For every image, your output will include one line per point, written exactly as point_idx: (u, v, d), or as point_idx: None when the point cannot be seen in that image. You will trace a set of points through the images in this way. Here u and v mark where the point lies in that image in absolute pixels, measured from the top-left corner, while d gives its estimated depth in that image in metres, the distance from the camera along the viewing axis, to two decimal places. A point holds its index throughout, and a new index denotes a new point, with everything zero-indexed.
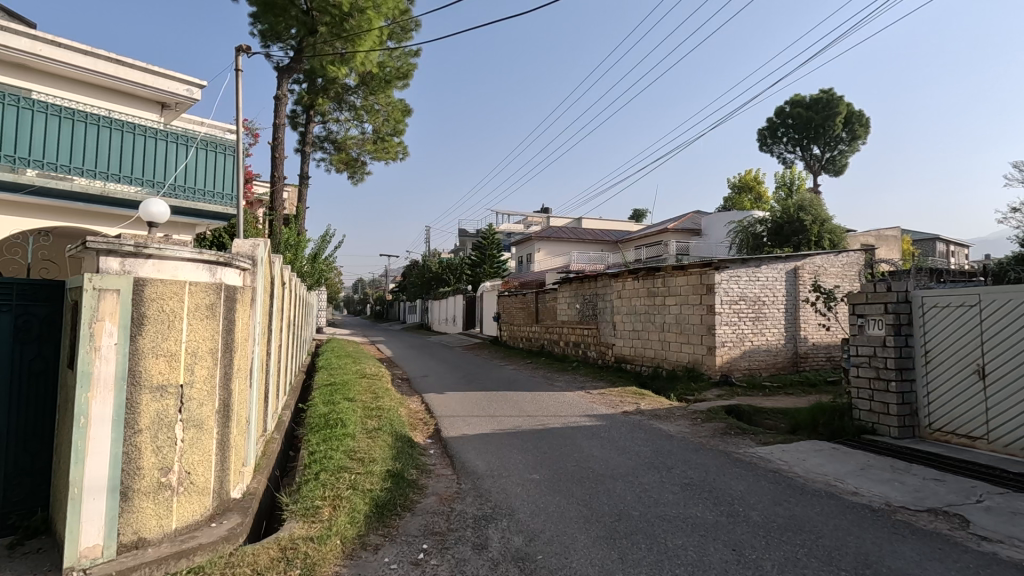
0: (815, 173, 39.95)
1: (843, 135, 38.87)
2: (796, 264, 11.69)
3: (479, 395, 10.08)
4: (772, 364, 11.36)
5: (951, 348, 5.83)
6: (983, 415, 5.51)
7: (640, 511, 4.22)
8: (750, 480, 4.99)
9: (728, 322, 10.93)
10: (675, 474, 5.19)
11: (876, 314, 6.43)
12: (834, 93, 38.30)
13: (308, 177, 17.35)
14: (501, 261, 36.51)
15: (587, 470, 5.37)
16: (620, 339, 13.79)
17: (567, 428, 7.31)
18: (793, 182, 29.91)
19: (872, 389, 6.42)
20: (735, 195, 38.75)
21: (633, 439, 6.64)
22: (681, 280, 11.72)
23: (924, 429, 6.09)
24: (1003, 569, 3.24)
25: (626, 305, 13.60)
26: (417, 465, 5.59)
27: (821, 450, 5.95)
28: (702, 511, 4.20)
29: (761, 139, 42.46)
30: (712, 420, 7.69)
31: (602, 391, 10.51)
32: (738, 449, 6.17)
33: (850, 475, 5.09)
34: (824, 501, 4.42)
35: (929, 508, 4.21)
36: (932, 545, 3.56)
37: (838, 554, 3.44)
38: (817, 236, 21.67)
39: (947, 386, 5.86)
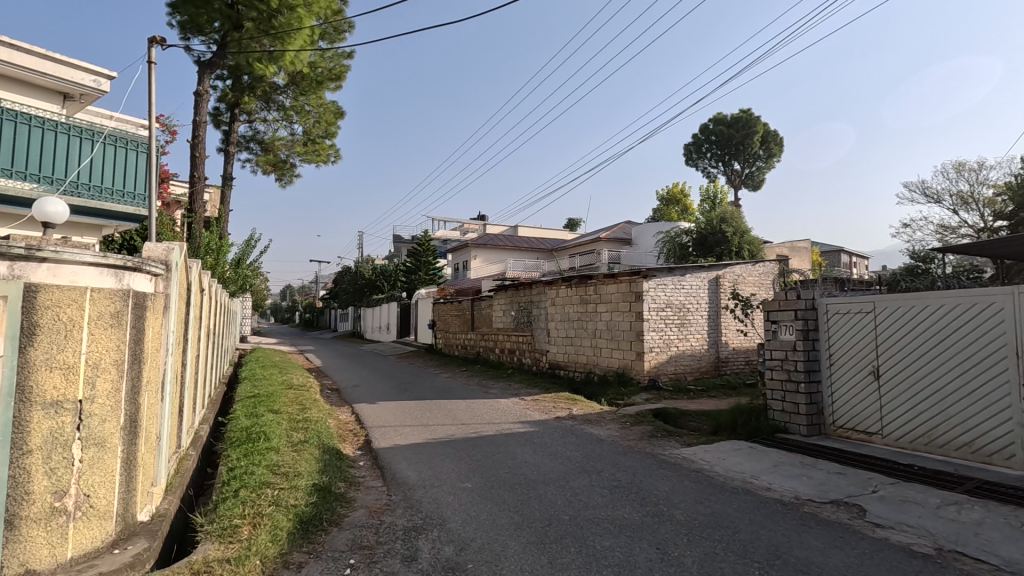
0: (736, 187, 42.40)
1: (761, 153, 41.63)
2: (718, 273, 12.35)
3: (412, 405, 9.90)
4: (696, 369, 11.88)
5: (851, 351, 6.35)
6: (878, 412, 6.03)
7: (570, 515, 4.29)
8: (675, 481, 5.20)
9: (655, 328, 11.37)
10: (605, 477, 5.32)
11: (786, 320, 6.90)
12: (753, 113, 40.85)
13: (231, 178, 16.48)
14: (437, 269, 36.18)
15: (519, 477, 5.38)
16: (553, 345, 14.02)
17: (500, 436, 7.33)
18: (716, 196, 31.59)
19: (783, 390, 6.87)
20: (663, 206, 40.49)
21: (565, 445, 6.75)
22: (611, 288, 12.08)
23: (829, 427, 6.58)
24: (893, 552, 3.55)
25: (559, 312, 13.85)
26: (345, 479, 5.41)
27: (739, 449, 6.29)
28: (629, 512, 4.33)
29: (687, 155, 44.64)
30: (640, 423, 7.95)
31: (536, 397, 10.62)
32: (664, 451, 6.43)
33: (765, 472, 5.41)
34: (741, 498, 4.67)
35: (832, 500, 4.55)
36: (835, 534, 3.85)
37: (752, 547, 3.65)
38: (737, 246, 23.05)
39: (848, 387, 6.37)
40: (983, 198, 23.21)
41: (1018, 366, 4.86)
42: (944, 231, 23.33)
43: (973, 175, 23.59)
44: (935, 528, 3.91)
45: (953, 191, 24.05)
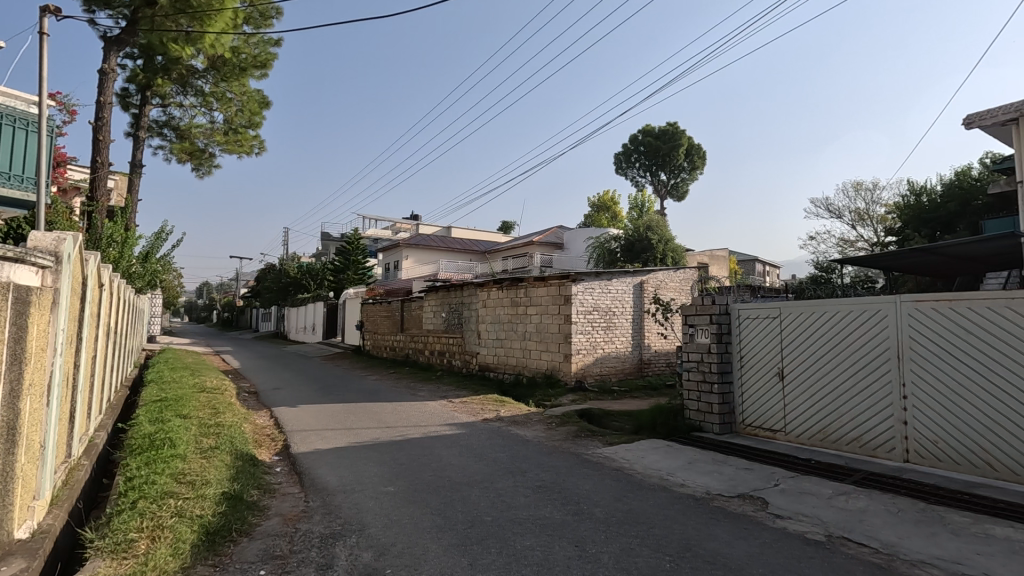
0: (662, 197, 44.28)
1: (685, 165, 43.70)
2: (642, 278, 12.84)
3: (336, 408, 9.60)
4: (620, 371, 12.28)
5: (760, 354, 6.79)
6: (782, 411, 6.48)
7: (493, 516, 4.30)
8: (596, 480, 5.34)
9: (583, 331, 11.66)
10: (529, 478, 5.39)
11: (702, 324, 7.27)
12: (678, 127, 42.86)
13: (140, 165, 15.28)
14: (367, 268, 35.23)
15: (444, 479, 5.33)
16: (483, 347, 14.04)
17: (426, 439, 7.23)
18: (643, 204, 32.83)
19: (699, 391, 7.24)
20: (594, 213, 41.59)
21: (491, 447, 6.76)
22: (541, 291, 12.27)
23: (739, 425, 6.99)
24: (790, 540, 3.83)
25: (490, 314, 13.89)
26: (260, 486, 5.14)
27: (657, 447, 6.55)
28: (551, 511, 4.40)
29: (617, 164, 46.10)
30: (566, 423, 8.11)
31: (465, 399, 10.59)
32: (587, 450, 6.59)
33: (680, 469, 5.67)
34: (657, 495, 4.87)
35: (739, 494, 4.84)
36: (740, 526, 4.09)
37: (666, 541, 3.81)
38: (661, 253, 24.10)
39: (757, 387, 6.80)
40: (876, 216, 25.60)
41: (899, 367, 5.39)
42: (843, 245, 25.50)
43: (869, 195, 25.94)
44: (827, 516, 4.24)
45: (851, 209, 26.35)
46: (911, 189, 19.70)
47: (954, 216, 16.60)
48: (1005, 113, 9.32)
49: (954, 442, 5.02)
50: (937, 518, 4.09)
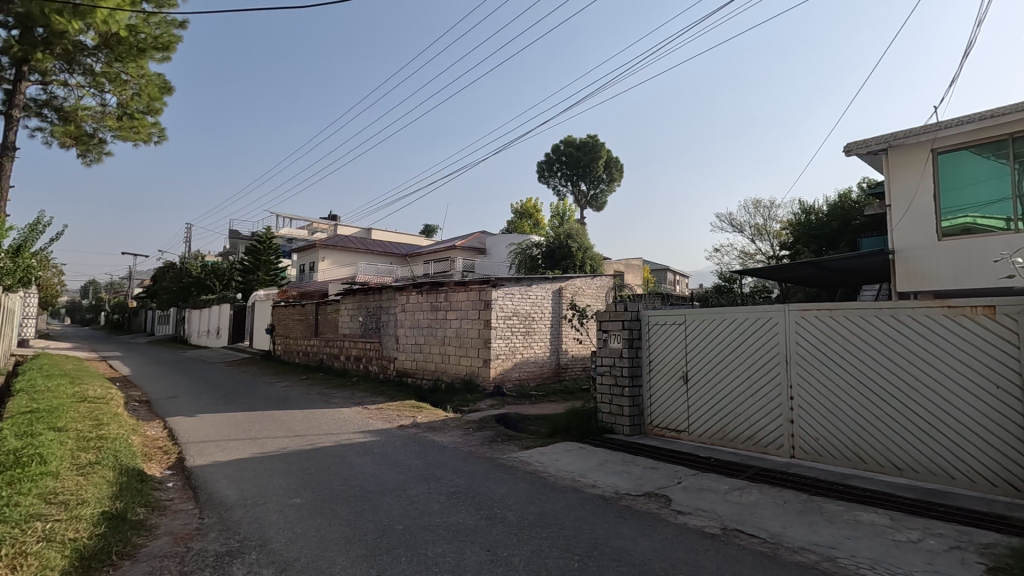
0: (582, 207, 45.64)
1: (604, 176, 45.34)
2: (560, 285, 13.16)
3: (240, 417, 9.02)
4: (538, 375, 12.48)
5: (667, 358, 7.16)
6: (686, 412, 6.87)
7: (405, 524, 4.22)
8: (510, 483, 5.38)
9: (502, 336, 11.75)
10: (444, 484, 5.33)
11: (615, 330, 7.56)
12: (598, 140, 44.42)
13: (14, 148, 13.63)
14: (279, 269, 33.48)
15: (355, 488, 5.15)
16: (402, 352, 13.76)
17: (338, 447, 6.97)
18: (564, 213, 33.64)
19: (611, 394, 7.50)
20: (517, 219, 42.12)
21: (406, 453, 6.63)
22: (461, 295, 12.23)
23: (647, 426, 7.32)
24: (690, 535, 4.06)
25: (408, 319, 13.65)
26: (147, 504, 4.72)
27: (571, 450, 6.72)
28: (464, 517, 4.38)
29: (539, 172, 46.96)
30: (483, 428, 8.11)
31: (380, 406, 10.31)
32: (502, 455, 6.64)
33: (591, 470, 5.84)
34: (568, 496, 4.99)
35: (645, 492, 5.07)
36: (645, 523, 4.28)
37: (575, 541, 3.90)
38: (580, 261, 24.83)
39: (664, 390, 7.17)
40: (772, 231, 27.86)
41: (788, 370, 5.89)
42: (744, 257, 27.51)
43: (766, 212, 28.19)
44: (723, 511, 4.54)
45: (751, 224, 28.49)
46: (801, 208, 21.62)
47: (837, 233, 18.40)
48: (878, 143, 10.48)
49: (832, 438, 5.55)
50: (816, 508, 4.49)
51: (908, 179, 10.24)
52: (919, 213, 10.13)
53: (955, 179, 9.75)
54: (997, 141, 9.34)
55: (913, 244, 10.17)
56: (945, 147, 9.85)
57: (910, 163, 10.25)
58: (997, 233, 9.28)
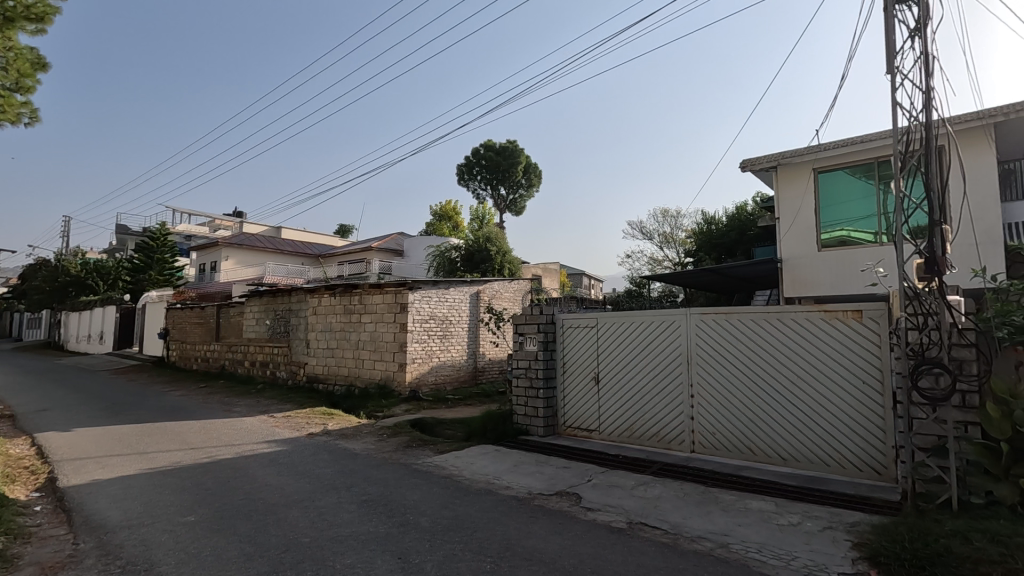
0: (501, 211, 46.04)
1: (523, 182, 46.03)
2: (478, 288, 13.19)
3: (126, 430, 8.21)
4: (454, 379, 12.43)
5: (580, 360, 7.39)
6: (597, 412, 7.12)
7: (311, 537, 4.03)
8: (424, 489, 5.31)
9: (418, 339, 11.58)
10: (354, 493, 5.17)
11: (531, 333, 7.68)
12: (518, 145, 45.02)
13: None
14: (175, 268, 30.86)
15: (257, 502, 4.86)
16: (312, 358, 13.17)
17: (239, 458, 6.54)
18: (484, 217, 33.73)
19: (527, 396, 7.62)
20: (436, 221, 41.72)
21: (315, 463, 6.35)
22: (376, 298, 11.92)
23: (561, 426, 7.51)
24: (598, 530, 4.21)
25: (320, 322, 13.11)
26: (7, 532, 4.17)
27: (486, 452, 6.75)
28: (375, 525, 4.27)
29: (458, 175, 46.78)
30: (397, 434, 7.94)
31: (288, 414, 9.79)
32: (417, 460, 6.55)
33: (506, 472, 5.90)
34: (482, 499, 5.00)
35: (557, 491, 5.20)
36: (556, 522, 4.39)
37: (488, 543, 3.92)
38: (499, 264, 25.05)
39: (577, 391, 7.38)
40: (678, 239, 29.59)
41: (689, 370, 6.28)
42: (653, 263, 29.00)
43: (673, 221, 29.90)
44: (629, 505, 4.76)
45: (660, 232, 30.09)
46: (704, 218, 23.13)
47: (734, 243, 19.89)
48: (769, 161, 11.44)
49: (727, 432, 5.98)
50: (712, 498, 4.83)
51: (794, 194, 11.26)
52: (803, 226, 11.17)
53: (832, 196, 10.86)
54: (866, 164, 10.52)
55: (798, 254, 11.19)
56: (824, 167, 10.95)
57: (796, 180, 11.27)
58: (865, 246, 10.44)
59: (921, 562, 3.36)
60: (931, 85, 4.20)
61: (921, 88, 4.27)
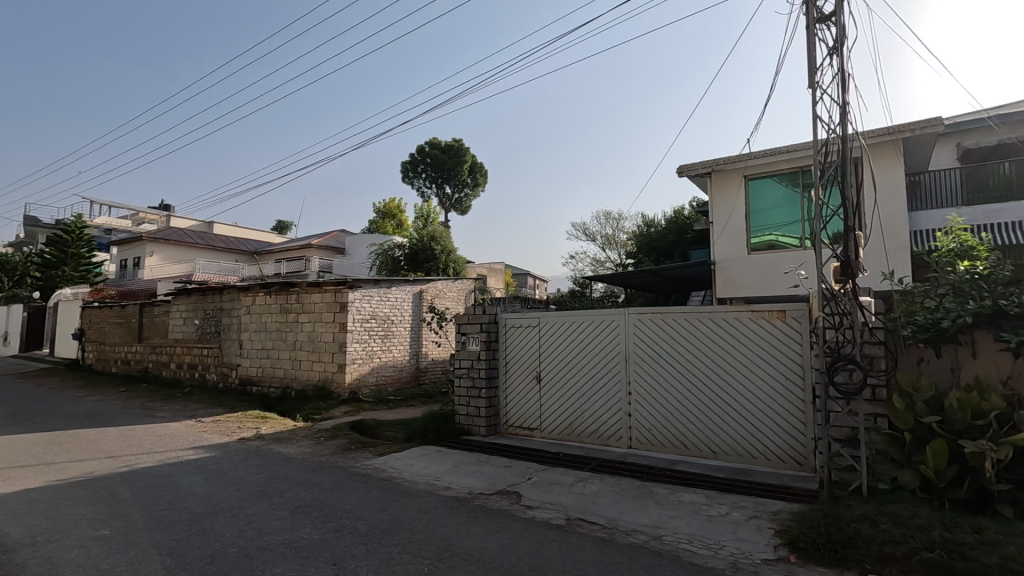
0: (446, 210, 45.69)
1: (468, 181, 45.88)
2: (420, 287, 13.04)
3: (33, 439, 7.56)
4: (396, 380, 12.23)
5: (522, 359, 7.44)
6: (539, 410, 7.20)
7: (239, 546, 3.85)
8: (362, 492, 5.19)
9: (358, 340, 11.30)
10: (288, 498, 4.98)
11: (473, 333, 7.66)
12: (464, 144, 44.84)
13: None
14: (92, 264, 28.71)
15: (181, 512, 4.60)
16: (246, 359, 12.60)
17: (162, 466, 6.16)
18: (428, 215, 33.32)
19: (469, 396, 7.59)
20: (379, 219, 40.89)
21: (245, 469, 6.07)
22: (315, 297, 11.54)
23: (503, 426, 7.54)
24: (537, 528, 4.25)
25: (254, 322, 12.57)
26: None
27: (427, 453, 6.68)
28: (309, 532, 4.13)
29: (403, 172, 46.03)
30: (335, 437, 7.71)
31: (218, 418, 9.31)
32: (355, 463, 6.39)
33: (446, 472, 5.86)
34: (422, 500, 4.95)
35: (498, 490, 5.21)
36: (495, 521, 4.40)
37: (426, 545, 3.88)
38: (443, 264, 24.85)
39: (519, 390, 7.43)
40: (620, 241, 30.35)
41: (627, 368, 6.45)
42: (596, 264, 29.61)
43: (615, 223, 30.66)
44: (568, 502, 4.83)
45: (602, 233, 30.76)
46: (644, 221, 23.83)
47: (672, 245, 20.62)
48: (704, 167, 11.92)
49: (662, 428, 6.19)
50: (647, 492, 4.98)
51: (726, 200, 11.80)
52: (735, 230, 11.72)
53: (761, 202, 11.46)
54: (791, 173, 11.17)
55: (729, 256, 11.74)
56: (754, 175, 11.55)
57: (728, 186, 11.81)
58: (790, 250, 11.08)
59: (835, 545, 3.60)
60: (847, 100, 4.50)
61: (838, 103, 4.58)
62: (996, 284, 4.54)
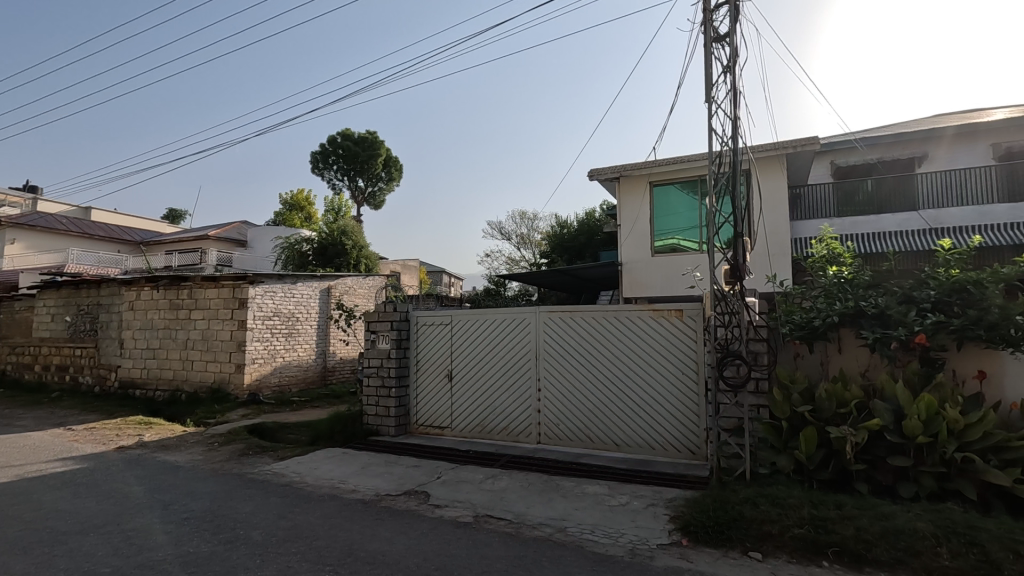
0: (359, 204, 44.22)
1: (383, 175, 44.69)
2: (329, 283, 12.55)
3: None
4: (301, 380, 11.67)
5: (433, 358, 7.37)
6: (449, 409, 7.16)
7: (114, 566, 3.50)
8: (260, 500, 4.89)
9: (259, 338, 10.65)
10: (174, 510, 4.59)
11: (383, 330, 7.47)
12: (378, 137, 43.62)
13: None
14: None
15: (43, 532, 4.09)
16: (128, 360, 11.46)
17: (21, 482, 5.45)
18: (340, 208, 32.03)
19: (378, 395, 7.40)
20: (285, 211, 38.75)
21: (124, 480, 5.52)
22: (210, 293, 10.73)
23: (413, 425, 7.42)
24: (445, 527, 4.22)
25: (138, 319, 11.46)
26: None
27: (332, 456, 6.43)
28: (197, 545, 3.83)
29: (313, 162, 43.93)
30: (231, 442, 7.22)
31: (93, 426, 8.39)
32: (252, 469, 6.02)
33: (352, 475, 5.67)
34: (325, 505, 4.75)
35: (406, 491, 5.12)
36: (402, 522, 4.32)
37: (328, 551, 3.73)
38: (355, 259, 24.03)
39: (429, 389, 7.35)
40: (534, 241, 30.92)
41: (537, 365, 6.59)
42: (511, 262, 29.95)
43: (530, 223, 31.18)
44: (477, 499, 4.84)
45: (517, 233, 31.19)
46: (557, 222, 24.44)
47: (583, 246, 21.32)
48: (613, 171, 12.42)
49: (569, 423, 6.38)
50: (554, 486, 5.11)
51: (633, 204, 12.38)
52: (640, 233, 12.33)
53: (664, 208, 12.15)
54: (691, 181, 11.92)
55: (635, 258, 12.33)
56: (658, 182, 12.21)
57: (635, 191, 12.40)
58: (689, 253, 11.84)
59: (721, 527, 3.89)
60: (738, 115, 4.87)
61: (730, 118, 4.94)
62: (858, 287, 5.12)
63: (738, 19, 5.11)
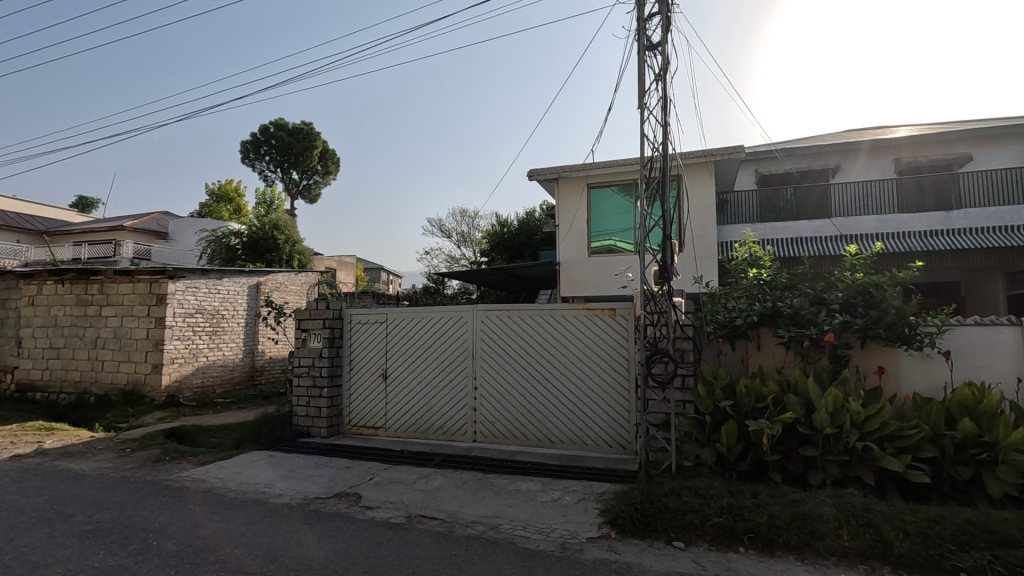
0: (293, 197, 42.54)
1: (319, 168, 43.21)
2: (258, 279, 12.03)
3: None
4: (225, 380, 11.13)
5: (368, 356, 7.20)
6: (384, 408, 7.03)
7: None
8: (176, 508, 4.61)
9: (179, 336, 10.02)
10: (77, 523, 4.24)
11: (315, 329, 7.21)
12: (313, 128, 42.14)
13: None
14: None
15: None
16: (27, 361, 10.46)
17: None
18: (272, 202, 30.68)
19: (308, 396, 7.15)
20: (212, 203, 36.69)
21: (18, 492, 5.04)
22: (124, 288, 9.99)
23: (345, 426, 7.23)
24: (375, 529, 4.14)
25: (40, 316, 10.50)
26: None
27: (258, 459, 6.15)
28: (103, 559, 3.56)
29: (243, 152, 41.81)
30: (145, 448, 6.75)
31: None
32: (168, 475, 5.66)
33: (279, 478, 5.45)
34: (248, 511, 4.54)
35: (336, 493, 4.98)
36: (331, 525, 4.20)
37: (249, 559, 3.57)
38: (288, 255, 23.11)
39: (363, 389, 7.18)
40: (474, 239, 30.89)
41: (474, 364, 6.58)
42: (452, 260, 29.76)
43: (470, 221, 31.09)
44: (409, 500, 4.78)
45: (458, 231, 31.02)
46: (498, 221, 24.54)
47: (523, 245, 21.51)
48: (551, 173, 12.58)
49: (505, 421, 6.42)
50: (488, 484, 5.13)
51: (571, 205, 12.60)
52: (578, 233, 12.56)
53: (601, 210, 12.45)
54: (627, 185, 12.28)
55: (572, 258, 12.56)
56: (595, 184, 12.50)
57: (573, 192, 12.63)
58: (624, 254, 12.19)
59: (647, 518, 4.03)
60: (668, 122, 5.07)
61: (661, 125, 5.13)
62: (775, 288, 5.44)
63: (669, 29, 5.31)
